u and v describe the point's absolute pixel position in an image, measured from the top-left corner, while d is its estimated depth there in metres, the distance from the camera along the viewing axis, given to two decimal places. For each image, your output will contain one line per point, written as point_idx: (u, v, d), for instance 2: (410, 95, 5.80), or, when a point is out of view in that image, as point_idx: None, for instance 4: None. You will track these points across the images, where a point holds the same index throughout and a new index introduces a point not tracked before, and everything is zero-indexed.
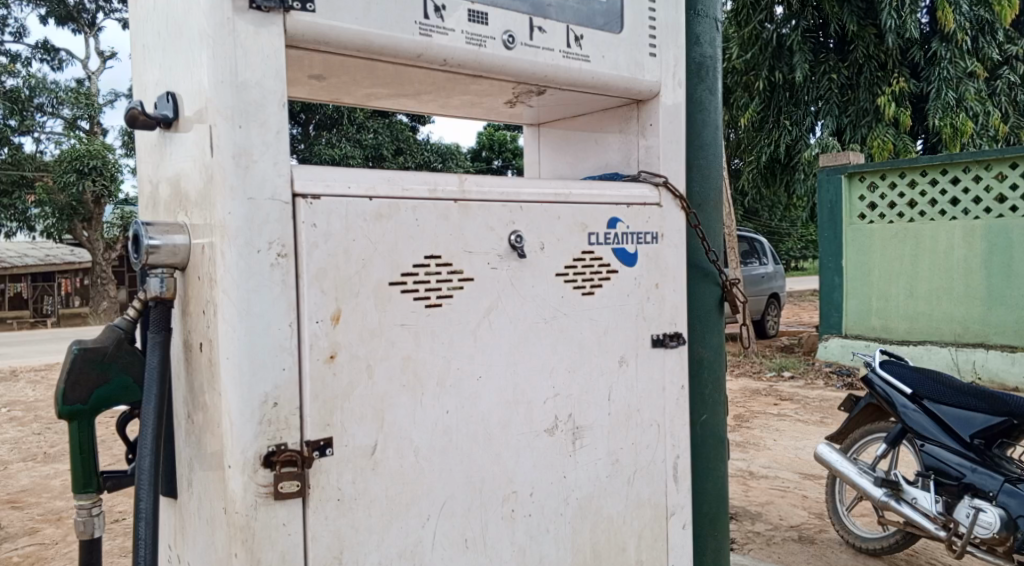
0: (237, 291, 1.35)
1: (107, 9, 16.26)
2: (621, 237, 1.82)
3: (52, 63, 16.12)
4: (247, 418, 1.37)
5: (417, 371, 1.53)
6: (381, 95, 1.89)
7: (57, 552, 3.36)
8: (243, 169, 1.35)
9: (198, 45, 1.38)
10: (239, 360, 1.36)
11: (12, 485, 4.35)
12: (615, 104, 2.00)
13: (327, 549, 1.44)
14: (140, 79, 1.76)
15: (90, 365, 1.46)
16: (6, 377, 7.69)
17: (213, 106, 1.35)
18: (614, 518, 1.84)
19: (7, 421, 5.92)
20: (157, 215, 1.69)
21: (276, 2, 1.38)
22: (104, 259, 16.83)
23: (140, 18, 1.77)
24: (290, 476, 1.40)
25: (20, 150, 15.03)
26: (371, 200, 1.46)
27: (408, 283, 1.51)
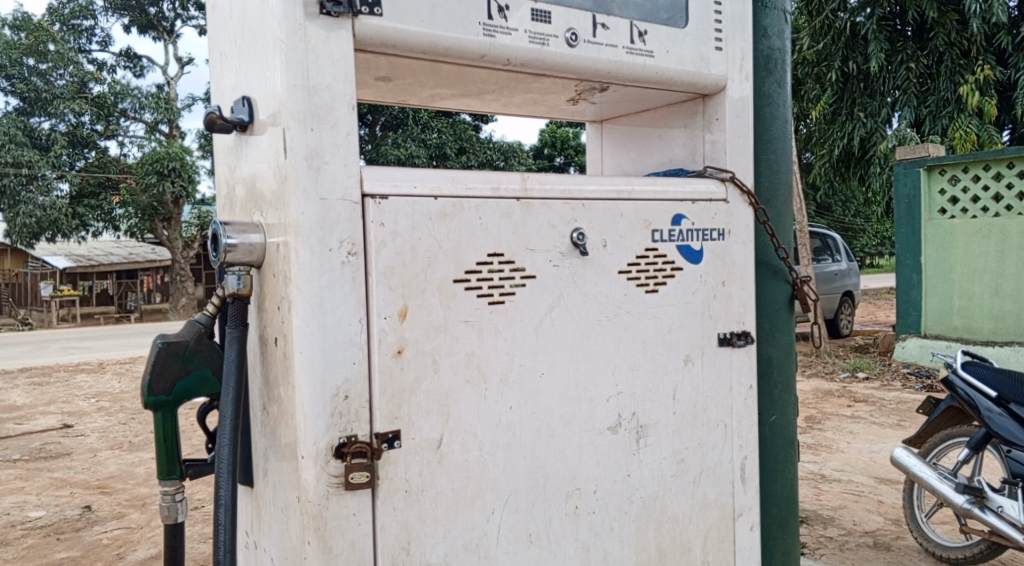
0: (311, 288, 1.40)
1: (185, 16, 16.79)
2: (686, 234, 1.82)
3: (135, 70, 16.78)
4: (319, 410, 1.42)
5: (481, 367, 1.56)
6: (446, 95, 1.92)
7: (142, 536, 3.53)
8: (315, 171, 1.40)
9: (272, 51, 1.44)
10: (312, 354, 1.41)
11: (100, 471, 4.57)
12: (680, 99, 1.99)
13: (395, 539, 1.49)
14: (218, 85, 1.84)
15: (173, 358, 1.53)
16: (94, 369, 8.06)
17: (287, 110, 1.40)
18: (680, 517, 1.84)
19: (96, 410, 6.22)
20: (234, 215, 1.76)
21: (345, 7, 1.42)
22: (183, 257, 17.46)
23: (217, 26, 1.84)
24: (360, 467, 1.44)
25: (105, 153, 15.69)
26: (436, 200, 1.49)
27: (471, 280, 1.54)
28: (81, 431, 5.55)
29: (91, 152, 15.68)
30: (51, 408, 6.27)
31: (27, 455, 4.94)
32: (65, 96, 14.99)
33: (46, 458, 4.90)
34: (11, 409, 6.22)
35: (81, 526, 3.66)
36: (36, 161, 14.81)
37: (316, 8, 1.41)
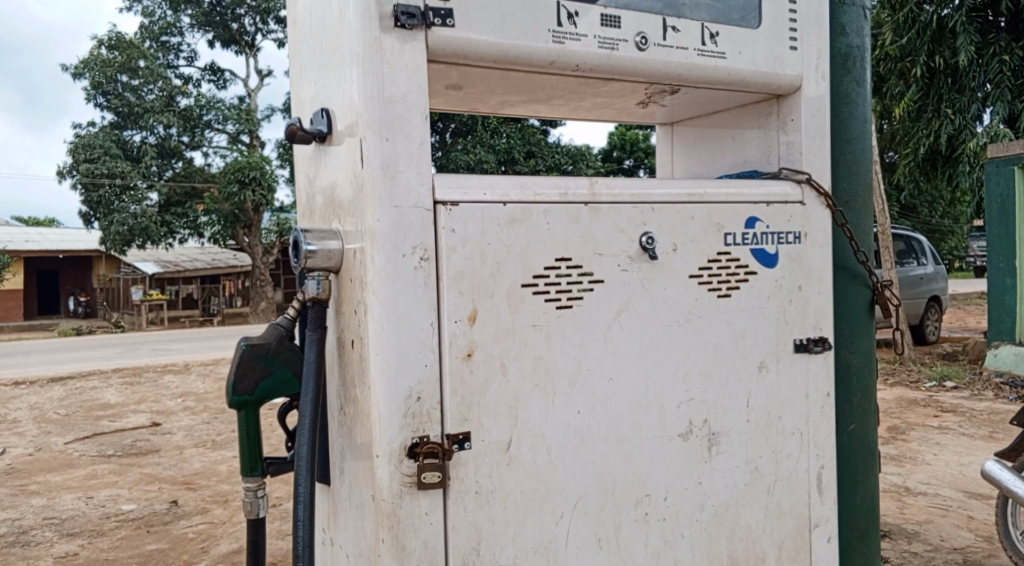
0: (386, 292, 1.45)
1: (265, 30, 17.31)
2: (761, 238, 1.80)
3: (219, 83, 17.42)
4: (393, 411, 1.46)
5: (550, 371, 1.58)
6: (515, 101, 1.95)
7: (225, 531, 3.67)
8: (389, 179, 1.44)
9: (350, 63, 1.49)
10: (386, 356, 1.45)
11: (186, 467, 4.77)
12: (754, 100, 1.97)
13: (465, 539, 1.52)
14: (298, 97, 1.91)
15: (256, 359, 1.60)
16: (179, 370, 8.40)
17: (363, 121, 1.45)
18: (754, 526, 1.81)
19: (181, 409, 6.49)
20: (313, 222, 1.83)
21: (419, 19, 1.47)
22: (263, 263, 18.04)
23: (297, 40, 1.92)
24: (432, 467, 1.48)
25: (191, 163, 16.38)
26: (505, 206, 1.52)
27: (540, 284, 1.56)
28: (168, 429, 5.79)
29: (178, 162, 16.35)
30: (140, 407, 6.56)
31: (119, 451, 5.19)
32: (156, 110, 15.63)
33: (137, 454, 5.13)
34: (105, 408, 6.54)
35: (169, 520, 3.83)
36: (128, 172, 15.52)
37: (392, 20, 1.45)
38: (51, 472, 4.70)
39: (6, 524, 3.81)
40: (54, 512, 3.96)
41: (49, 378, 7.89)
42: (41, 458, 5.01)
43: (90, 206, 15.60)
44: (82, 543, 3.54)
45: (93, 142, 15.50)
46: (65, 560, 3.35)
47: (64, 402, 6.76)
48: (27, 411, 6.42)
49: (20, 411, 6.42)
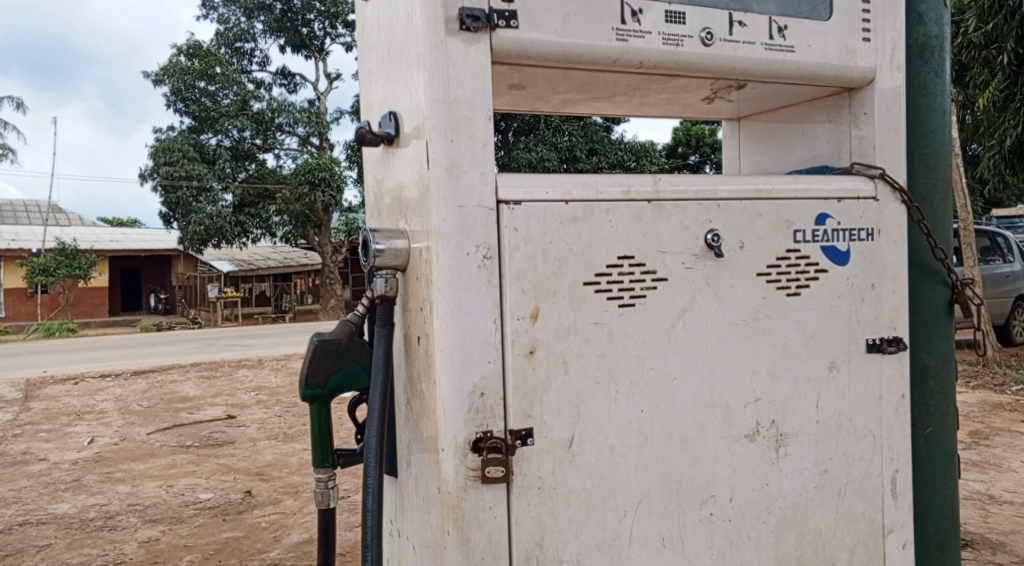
0: (451, 290, 1.48)
1: (334, 34, 17.68)
2: (831, 234, 1.76)
3: (290, 87, 17.86)
4: (457, 406, 1.49)
5: (611, 369, 1.58)
6: (577, 99, 1.96)
7: (296, 521, 3.77)
8: (454, 179, 1.48)
9: (416, 65, 1.52)
10: (451, 352, 1.49)
11: (259, 459, 4.93)
12: (824, 94, 1.94)
13: (529, 534, 1.54)
14: (366, 100, 1.96)
15: (328, 354, 1.65)
16: (253, 365, 8.67)
17: (429, 123, 1.49)
18: (824, 530, 1.78)
19: (255, 402, 6.70)
20: (382, 222, 1.87)
21: (484, 21, 1.49)
22: (332, 261, 18.40)
23: (365, 45, 1.97)
24: (495, 462, 1.50)
25: (264, 165, 16.80)
26: (567, 204, 1.54)
27: (601, 283, 1.57)
28: (243, 422, 5.99)
29: (251, 164, 16.75)
30: (216, 400, 6.79)
31: (197, 442, 5.39)
32: (231, 114, 16.18)
33: (213, 445, 5.32)
34: (183, 400, 6.80)
35: (243, 510, 3.96)
36: (205, 174, 16.00)
37: (457, 24, 1.48)
38: (135, 461, 4.92)
39: (93, 509, 4.00)
40: (138, 499, 4.14)
41: (132, 371, 8.24)
42: (125, 447, 5.24)
43: (170, 207, 16.15)
44: (163, 529, 3.70)
45: (172, 146, 16.03)
46: (148, 545, 3.51)
47: (146, 395, 7.05)
48: (112, 403, 6.72)
49: (106, 402, 6.73)
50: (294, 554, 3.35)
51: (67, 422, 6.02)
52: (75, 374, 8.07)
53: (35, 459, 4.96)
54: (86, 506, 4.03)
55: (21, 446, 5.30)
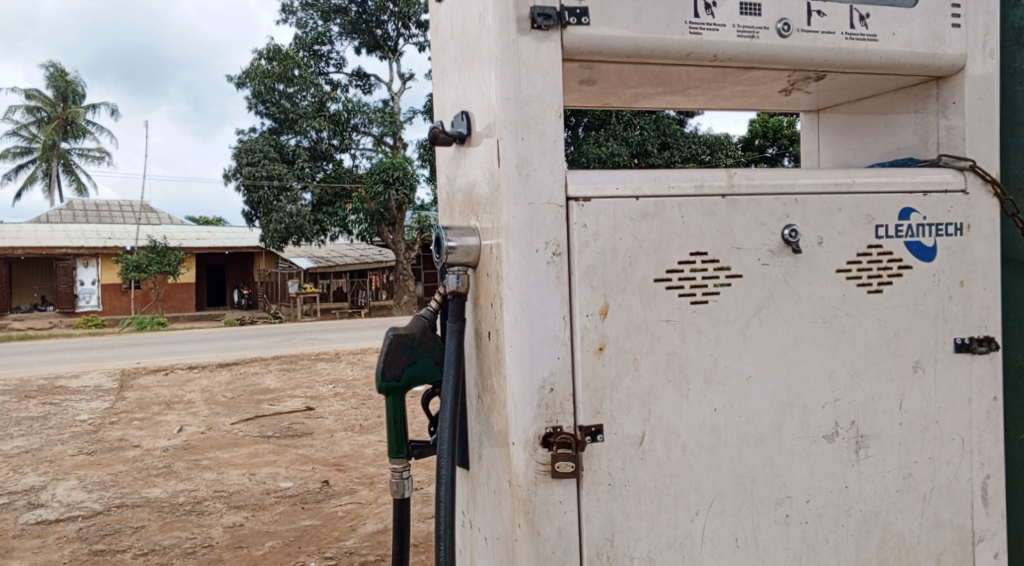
0: (521, 286, 1.50)
1: (407, 35, 17.96)
2: (916, 230, 1.71)
3: (365, 88, 18.21)
4: (528, 402, 1.51)
5: (684, 366, 1.58)
6: (649, 94, 1.95)
7: (371, 511, 3.87)
8: (524, 176, 1.49)
9: (488, 66, 1.55)
10: (522, 347, 1.51)
11: (337, 449, 5.08)
12: (910, 83, 1.87)
13: (599, 530, 1.55)
14: (440, 100, 2.00)
15: (402, 348, 1.69)
16: (331, 358, 8.91)
17: (500, 122, 1.51)
18: (907, 536, 1.73)
19: (333, 394, 6.90)
20: (454, 218, 1.91)
21: (555, 19, 1.51)
22: (406, 258, 18.66)
23: (439, 44, 2.00)
24: (565, 457, 1.52)
25: (341, 165, 17.18)
26: (638, 200, 1.54)
27: (673, 279, 1.56)
28: (321, 413, 6.17)
29: (329, 164, 17.17)
30: (296, 392, 7.00)
31: (278, 432, 5.57)
32: (309, 115, 16.56)
33: (293, 435, 5.50)
34: (265, 392, 7.04)
35: (321, 499, 4.08)
36: (285, 174, 16.42)
37: (528, 23, 1.50)
38: (220, 449, 5.12)
39: (182, 494, 4.18)
40: (222, 486, 4.31)
41: (217, 363, 8.56)
42: (211, 436, 5.46)
43: (252, 206, 16.64)
44: (247, 516, 3.85)
45: (254, 147, 16.51)
46: (233, 530, 3.65)
47: (230, 386, 7.32)
48: (199, 393, 7.00)
49: (193, 393, 7.02)
50: (370, 544, 3.43)
51: (157, 411, 6.31)
52: (165, 365, 8.44)
53: (129, 446, 5.21)
54: (175, 491, 4.22)
55: (117, 433, 5.58)
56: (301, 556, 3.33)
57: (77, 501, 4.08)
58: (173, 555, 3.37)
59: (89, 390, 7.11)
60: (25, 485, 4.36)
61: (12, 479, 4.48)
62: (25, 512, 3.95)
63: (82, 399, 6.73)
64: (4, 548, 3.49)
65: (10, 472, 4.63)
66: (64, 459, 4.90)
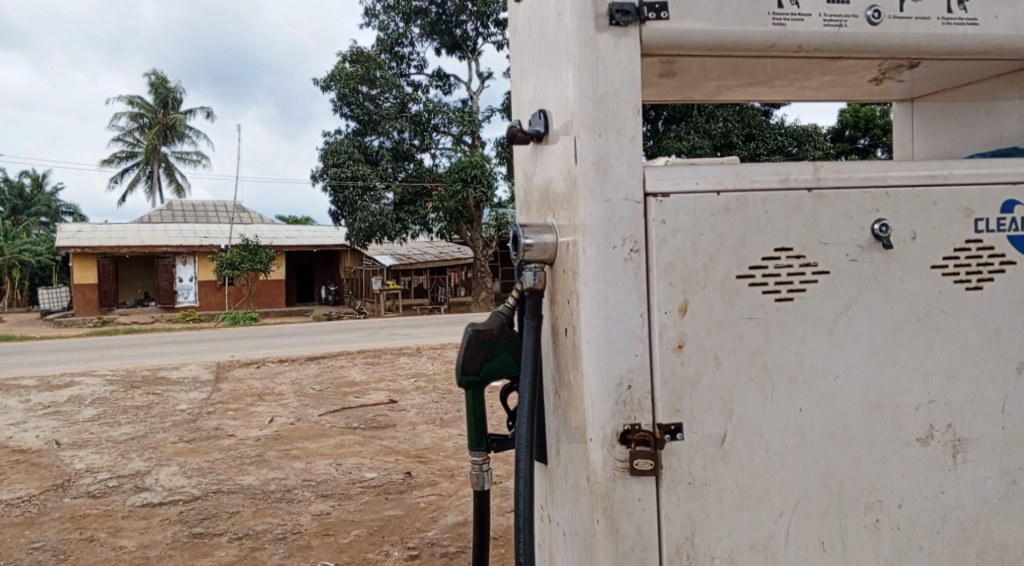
0: (599, 282, 1.51)
1: (486, 34, 18.12)
2: (1019, 224, 1.63)
3: (444, 88, 18.44)
4: (606, 399, 1.52)
5: (768, 365, 1.55)
6: (731, 86, 1.92)
7: (452, 503, 3.93)
8: (601, 173, 1.50)
9: (566, 64, 1.56)
10: (600, 345, 1.52)
11: (418, 442, 5.18)
12: (1014, 69, 1.79)
13: (679, 528, 1.54)
14: (518, 99, 2.01)
15: (481, 343, 1.72)
16: (412, 352, 9.08)
17: (578, 119, 1.52)
18: (1010, 546, 1.66)
19: (415, 388, 7.04)
20: (531, 216, 1.93)
21: (633, 15, 1.51)
22: (484, 255, 18.76)
23: (517, 44, 2.02)
24: (644, 455, 1.52)
25: (421, 165, 17.49)
26: (719, 195, 1.52)
27: (756, 276, 1.54)
28: (404, 406, 6.30)
29: (410, 164, 17.50)
30: (379, 385, 7.16)
31: (362, 424, 5.72)
32: (391, 116, 16.94)
33: (377, 427, 5.64)
34: (351, 385, 7.23)
35: (404, 490, 4.18)
36: (369, 175, 16.77)
37: (607, 19, 1.50)
38: (309, 440, 5.29)
39: (273, 482, 4.35)
40: (311, 475, 4.46)
41: (306, 357, 8.85)
42: (300, 427, 5.65)
43: (337, 205, 17.03)
44: (334, 504, 3.98)
45: (339, 149, 16.93)
46: (321, 518, 3.78)
47: (318, 379, 7.56)
48: (289, 386, 7.25)
49: (284, 385, 7.28)
50: (450, 535, 3.50)
51: (251, 402, 6.57)
52: (258, 358, 8.78)
53: (225, 435, 5.46)
54: (267, 479, 4.39)
55: (213, 422, 5.84)
56: (385, 545, 3.42)
57: (178, 486, 4.30)
58: (265, 540, 3.51)
59: (188, 381, 7.46)
60: (131, 469, 4.61)
61: (119, 464, 4.74)
62: (132, 495, 4.18)
63: (182, 389, 7.06)
64: (114, 527, 3.70)
65: (117, 457, 4.90)
66: (166, 446, 5.17)
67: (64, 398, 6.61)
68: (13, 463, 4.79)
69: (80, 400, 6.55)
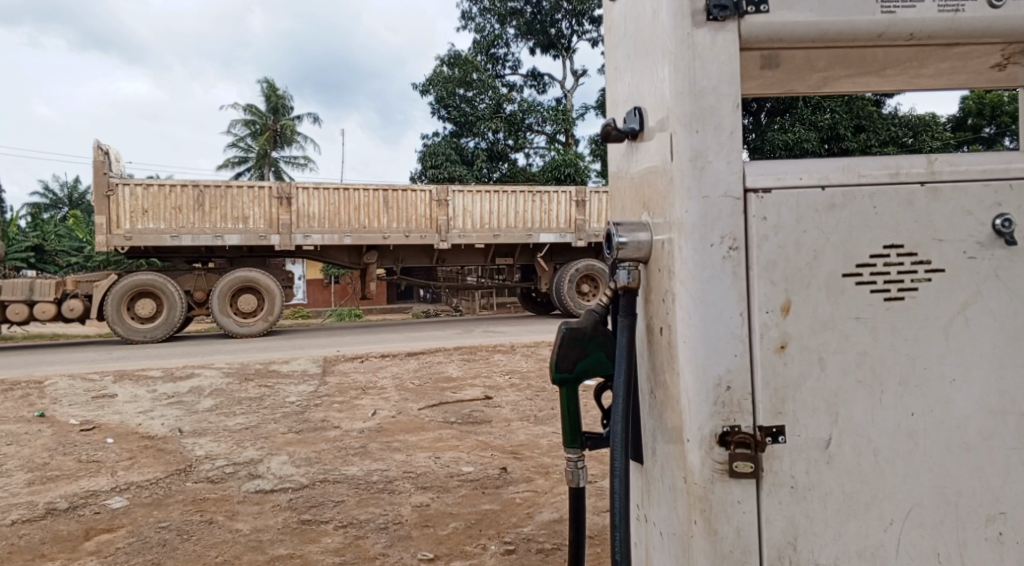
0: (695, 281, 1.49)
1: (580, 31, 18.09)
2: None
3: (539, 87, 18.50)
4: (703, 399, 1.50)
5: (877, 368, 1.50)
6: (839, 76, 1.85)
7: (547, 500, 3.95)
8: (698, 170, 1.49)
9: (663, 62, 1.55)
10: (696, 344, 1.50)
11: (513, 438, 5.23)
12: None
13: (781, 533, 1.51)
14: (614, 96, 2.01)
15: (574, 341, 1.73)
16: (506, 350, 9.14)
17: (673, 116, 1.51)
18: None
19: (509, 385, 7.10)
20: (625, 213, 1.92)
21: (732, 9, 1.48)
22: None
23: (613, 42, 2.01)
24: (743, 456, 1.50)
25: (515, 164, 17.57)
26: (824, 190, 1.48)
27: (864, 274, 1.49)
28: (499, 402, 6.37)
29: (505, 164, 17.61)
30: (475, 381, 7.26)
31: (460, 419, 5.82)
32: (487, 117, 17.11)
33: (474, 422, 5.73)
34: (449, 380, 7.37)
35: (500, 484, 4.23)
36: (466, 175, 16.98)
37: (704, 14, 1.49)
38: (409, 433, 5.43)
39: (376, 473, 4.49)
40: (412, 467, 4.58)
41: (405, 352, 9.06)
42: (401, 420, 5.81)
43: None
44: (433, 496, 4.07)
45: (437, 151, 17.13)
46: (420, 509, 3.87)
47: (418, 374, 7.73)
48: (390, 381, 7.44)
49: (386, 380, 7.49)
50: (546, 532, 3.52)
51: (355, 395, 6.79)
52: (360, 354, 9.05)
53: (331, 426, 5.66)
54: (371, 470, 4.53)
55: (320, 414, 6.06)
56: (482, 539, 3.48)
57: (288, 474, 4.49)
58: (368, 529, 3.62)
59: (297, 375, 7.77)
60: (246, 457, 4.85)
61: (235, 452, 4.99)
62: (247, 481, 4.39)
63: (292, 383, 7.36)
64: (230, 511, 3.91)
65: (234, 445, 5.16)
66: (278, 436, 5.41)
67: (185, 389, 7.01)
68: (141, 448, 5.12)
69: (200, 391, 6.93)
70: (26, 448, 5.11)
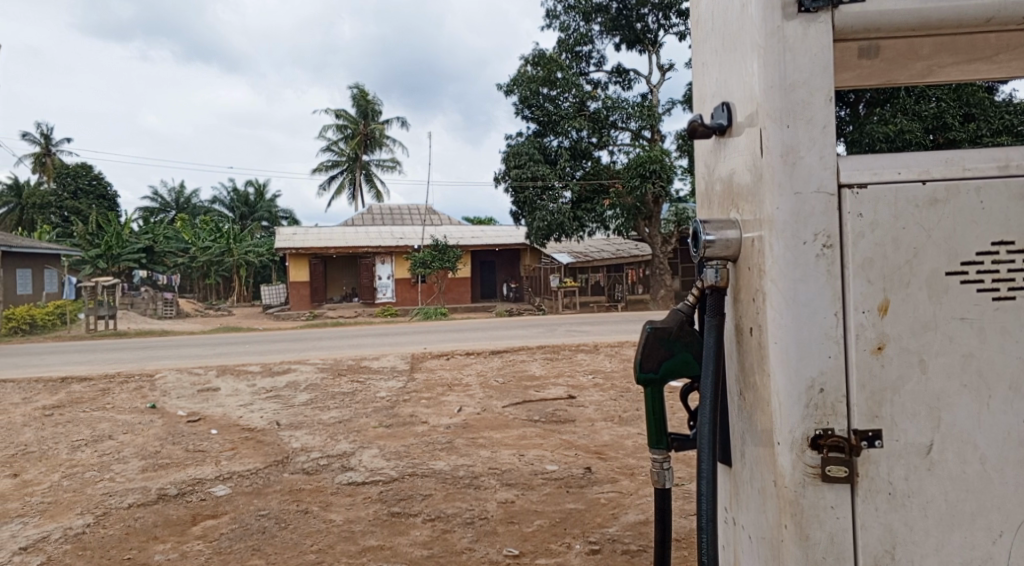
0: (787, 280, 1.46)
1: (667, 25, 17.79)
2: None
3: (624, 84, 18.32)
4: (795, 401, 1.47)
5: (982, 371, 1.43)
6: (946, 63, 1.76)
7: (632, 502, 3.92)
8: (790, 166, 1.45)
9: (751, 56, 1.52)
10: (788, 345, 1.47)
11: (597, 438, 5.22)
12: None
13: (879, 541, 1.46)
14: (701, 91, 1.98)
15: (660, 341, 1.72)
16: (590, 350, 9.09)
17: (764, 111, 1.48)
18: None
19: (593, 384, 7.08)
20: (712, 210, 1.89)
21: (825, 1, 1.44)
22: (663, 251, 18.33)
23: (699, 38, 1.98)
24: (837, 460, 1.46)
25: (598, 163, 17.36)
26: (925, 184, 1.43)
27: (969, 272, 1.42)
28: (583, 402, 6.36)
29: (588, 162, 17.47)
30: (558, 380, 7.27)
31: (544, 417, 5.84)
32: (571, 116, 17.07)
33: (559, 421, 5.74)
34: (533, 379, 7.41)
35: (585, 484, 4.23)
36: (548, 175, 16.99)
37: (795, 7, 1.45)
38: (494, 429, 5.49)
39: (462, 468, 4.56)
40: (498, 464, 4.63)
41: (490, 351, 9.13)
42: (486, 417, 5.88)
43: (519, 205, 17.43)
44: (518, 493, 4.10)
45: (521, 151, 17.27)
46: (505, 505, 3.91)
47: (502, 372, 7.81)
48: (475, 378, 7.54)
49: (471, 377, 7.59)
50: (632, 533, 3.50)
51: (441, 392, 6.90)
52: (447, 351, 9.17)
53: (419, 421, 5.78)
54: (457, 465, 4.60)
55: (408, 409, 6.20)
56: (567, 538, 3.49)
57: (378, 467, 4.61)
58: (455, 523, 3.68)
59: (387, 370, 7.99)
60: (339, 450, 5.00)
61: (329, 445, 5.15)
62: (340, 473, 4.53)
63: (382, 378, 7.55)
64: (325, 502, 4.04)
65: (327, 438, 5.33)
66: (369, 430, 5.56)
67: (282, 383, 7.27)
68: (242, 439, 5.35)
69: (296, 385, 7.20)
70: (139, 437, 5.40)
